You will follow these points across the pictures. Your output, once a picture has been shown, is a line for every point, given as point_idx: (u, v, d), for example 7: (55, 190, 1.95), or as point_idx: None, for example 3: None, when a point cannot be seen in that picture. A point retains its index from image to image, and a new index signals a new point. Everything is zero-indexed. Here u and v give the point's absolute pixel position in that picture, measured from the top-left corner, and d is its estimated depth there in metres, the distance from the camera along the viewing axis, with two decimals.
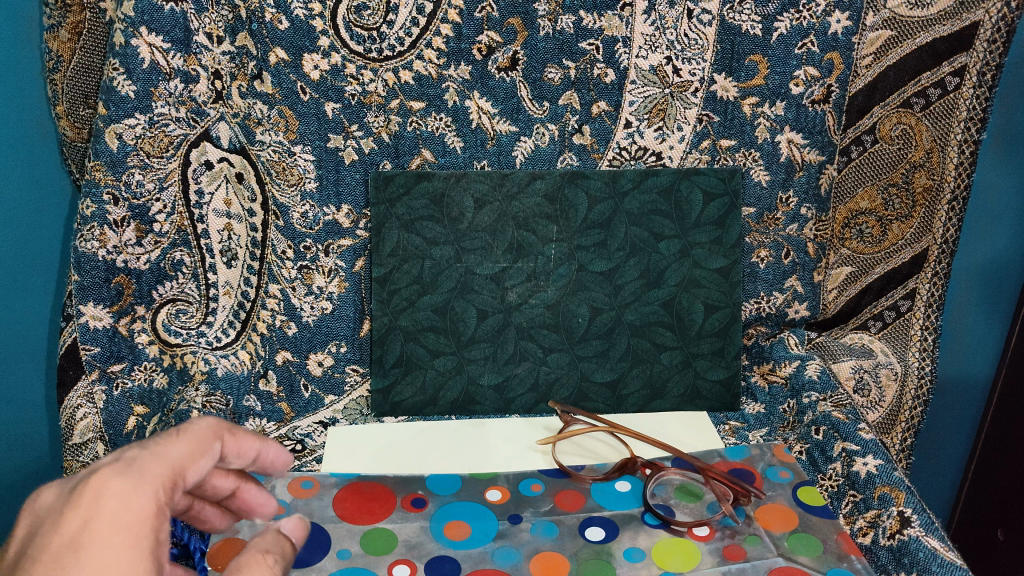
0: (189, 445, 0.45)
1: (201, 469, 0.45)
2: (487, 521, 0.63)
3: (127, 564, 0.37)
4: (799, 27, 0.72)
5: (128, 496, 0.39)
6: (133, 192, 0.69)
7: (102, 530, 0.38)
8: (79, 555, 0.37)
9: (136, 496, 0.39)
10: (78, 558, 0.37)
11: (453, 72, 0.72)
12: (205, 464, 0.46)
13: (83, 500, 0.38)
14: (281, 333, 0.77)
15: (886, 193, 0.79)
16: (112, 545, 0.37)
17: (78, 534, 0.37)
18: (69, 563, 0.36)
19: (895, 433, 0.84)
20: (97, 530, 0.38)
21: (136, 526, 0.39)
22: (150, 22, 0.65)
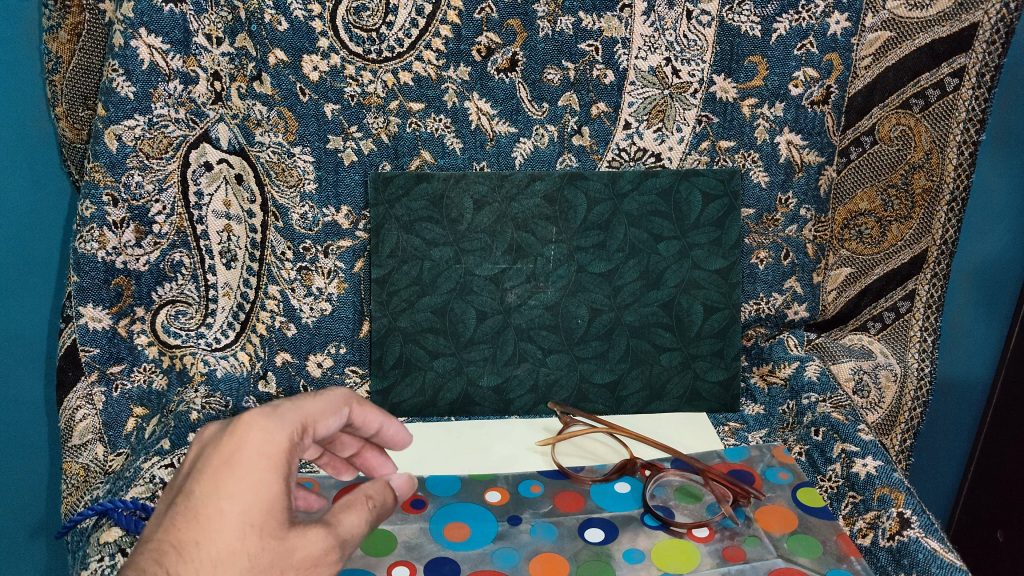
0: (326, 401, 0.51)
1: (331, 426, 0.51)
2: (487, 522, 0.63)
3: (266, 487, 0.44)
4: (798, 28, 0.72)
5: (272, 432, 0.46)
6: (133, 193, 0.70)
7: (250, 456, 0.44)
8: (232, 472, 0.44)
9: (277, 433, 0.46)
10: (232, 475, 0.44)
11: (452, 73, 0.72)
12: (337, 422, 0.52)
13: (236, 432, 0.45)
14: (280, 334, 0.77)
15: (885, 194, 0.79)
16: (258, 470, 0.44)
17: (230, 456, 0.45)
18: (223, 477, 0.44)
19: (895, 435, 0.85)
20: (247, 455, 0.44)
21: (274, 456, 0.45)
22: (150, 24, 0.66)
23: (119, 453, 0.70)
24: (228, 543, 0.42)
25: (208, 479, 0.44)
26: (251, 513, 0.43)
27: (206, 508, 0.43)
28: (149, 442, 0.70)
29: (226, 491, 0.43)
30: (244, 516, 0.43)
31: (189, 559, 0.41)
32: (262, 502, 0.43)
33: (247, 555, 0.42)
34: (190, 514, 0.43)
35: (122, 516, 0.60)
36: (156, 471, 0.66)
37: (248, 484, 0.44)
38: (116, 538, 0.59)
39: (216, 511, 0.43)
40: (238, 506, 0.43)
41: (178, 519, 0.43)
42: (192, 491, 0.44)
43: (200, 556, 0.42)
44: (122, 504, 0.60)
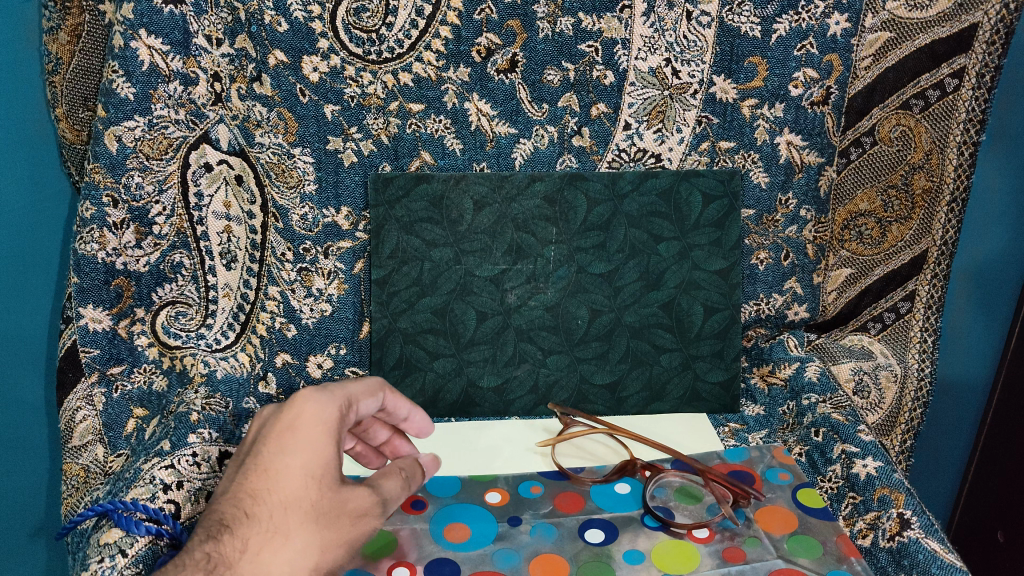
0: (367, 383, 0.62)
1: (370, 407, 0.62)
2: (487, 523, 0.63)
3: (323, 447, 0.55)
4: (798, 28, 0.72)
5: (326, 404, 0.57)
6: (133, 194, 0.69)
7: (308, 422, 0.55)
8: (294, 435, 0.55)
9: (329, 406, 0.57)
10: (294, 436, 0.55)
11: (452, 74, 0.72)
12: (376, 403, 0.62)
13: (295, 404, 0.57)
14: (280, 335, 0.77)
15: (885, 195, 0.79)
16: (316, 432, 0.55)
17: (292, 422, 0.56)
18: (288, 439, 0.55)
19: (895, 435, 0.84)
20: (306, 420, 0.56)
21: (327, 424, 0.56)
22: (150, 25, 0.66)
23: (119, 454, 0.70)
24: (293, 492, 0.53)
25: (276, 438, 0.55)
26: (311, 468, 0.54)
27: (274, 463, 0.54)
28: (149, 443, 0.68)
29: (293, 450, 0.54)
30: (306, 470, 0.54)
31: (264, 503, 0.52)
32: (320, 459, 0.54)
33: (309, 504, 0.53)
34: (261, 468, 0.54)
35: (122, 517, 0.60)
36: (157, 473, 0.64)
37: (308, 445, 0.55)
38: (116, 539, 0.59)
39: (282, 468, 0.53)
40: (301, 463, 0.54)
41: (252, 472, 0.54)
42: (260, 450, 0.55)
43: (271, 500, 0.52)
44: (122, 505, 0.60)
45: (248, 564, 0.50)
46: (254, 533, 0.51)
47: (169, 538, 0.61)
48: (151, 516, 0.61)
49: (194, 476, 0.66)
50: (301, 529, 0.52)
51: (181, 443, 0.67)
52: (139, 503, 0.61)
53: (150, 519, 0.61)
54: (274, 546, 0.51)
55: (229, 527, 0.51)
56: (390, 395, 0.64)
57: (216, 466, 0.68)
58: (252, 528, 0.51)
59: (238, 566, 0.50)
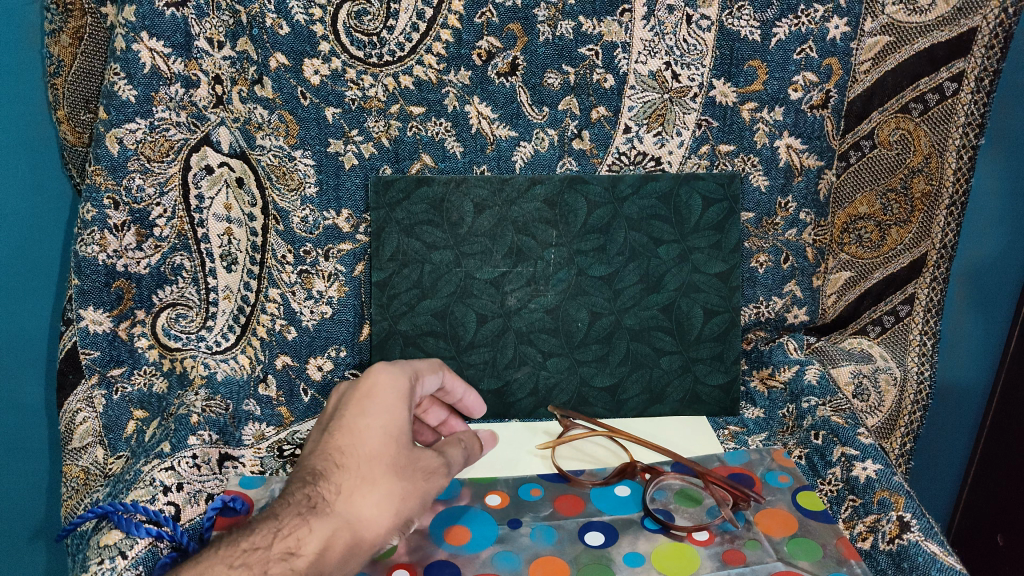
0: (428, 363, 0.68)
1: (432, 382, 0.67)
2: (487, 526, 0.63)
3: (399, 410, 0.59)
4: (797, 33, 0.72)
5: (398, 373, 0.61)
6: (133, 196, 0.70)
7: (383, 389, 0.60)
8: (372, 400, 0.59)
9: (401, 375, 0.62)
10: (373, 400, 0.59)
11: (453, 78, 0.72)
12: (438, 381, 0.68)
13: (370, 374, 0.61)
14: (281, 338, 0.77)
15: (884, 198, 0.80)
16: (392, 396, 0.59)
17: (368, 390, 0.60)
18: (367, 403, 0.59)
19: (894, 439, 0.85)
20: (383, 386, 0.60)
21: (401, 391, 0.60)
22: (152, 28, 0.66)
23: (118, 456, 0.71)
24: (375, 446, 0.56)
25: (357, 402, 0.59)
26: (390, 427, 0.58)
27: (357, 423, 0.58)
28: (149, 445, 0.69)
29: (374, 410, 0.58)
30: (386, 428, 0.57)
31: (352, 455, 0.56)
32: (398, 420, 0.58)
33: (390, 457, 0.56)
34: (346, 427, 0.58)
35: (122, 518, 0.60)
36: (157, 475, 0.65)
37: (387, 407, 0.59)
38: (116, 541, 0.59)
39: (364, 427, 0.57)
40: (381, 421, 0.58)
41: (338, 431, 0.58)
42: (342, 415, 0.59)
43: (358, 454, 0.56)
44: (122, 507, 0.61)
45: (342, 506, 0.54)
46: (346, 479, 0.55)
47: (169, 539, 0.60)
48: (152, 518, 0.61)
49: (194, 479, 0.67)
50: (385, 479, 0.55)
51: (181, 445, 0.69)
52: (139, 505, 0.62)
53: (151, 520, 0.61)
54: (362, 492, 0.55)
55: (322, 476, 0.55)
56: (448, 375, 0.70)
57: (215, 467, 0.69)
58: (341, 476, 0.55)
59: (334, 506, 0.54)
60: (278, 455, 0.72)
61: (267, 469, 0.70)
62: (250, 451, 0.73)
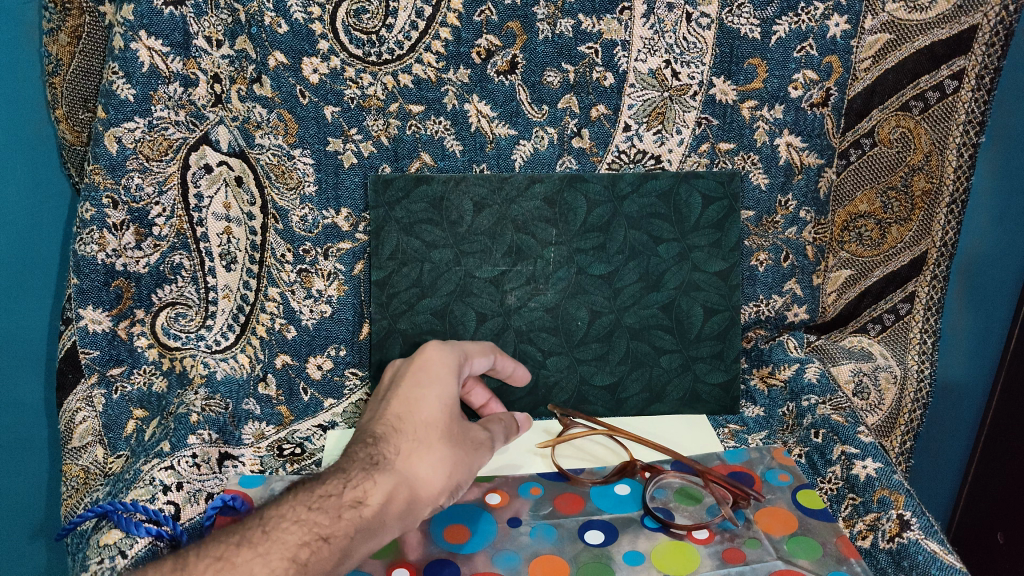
0: (479, 346, 0.71)
1: (483, 364, 0.70)
2: (487, 524, 0.63)
3: (451, 385, 0.63)
4: (797, 30, 0.72)
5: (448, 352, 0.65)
6: (132, 196, 0.70)
7: (437, 366, 0.64)
8: (427, 374, 0.63)
9: (451, 355, 0.66)
10: (428, 375, 0.63)
11: (452, 76, 0.72)
12: (487, 362, 0.71)
13: (424, 353, 0.65)
14: (280, 337, 0.77)
15: (885, 196, 0.79)
16: (445, 372, 0.63)
17: (423, 366, 0.64)
18: (422, 377, 0.63)
19: (895, 437, 0.85)
20: (436, 363, 0.64)
21: (452, 368, 0.64)
22: (150, 26, 0.66)
23: (118, 455, 0.71)
24: (431, 413, 0.60)
25: (413, 376, 0.63)
26: (445, 398, 0.61)
27: (413, 393, 0.61)
28: (149, 444, 0.70)
29: (431, 382, 0.62)
30: (440, 398, 0.61)
31: (409, 420, 0.59)
32: (451, 392, 0.62)
33: (445, 423, 0.59)
34: (403, 398, 0.61)
35: (122, 518, 0.60)
36: (157, 474, 0.66)
37: (441, 380, 0.63)
38: (116, 541, 0.59)
39: (421, 396, 0.61)
40: (436, 391, 0.61)
41: (395, 401, 0.61)
42: (399, 387, 0.63)
43: (415, 420, 0.59)
44: (122, 506, 0.61)
45: (401, 464, 0.56)
46: (404, 441, 0.58)
47: (169, 538, 0.61)
48: (151, 517, 0.62)
49: (194, 478, 0.67)
50: (440, 444, 0.58)
51: (181, 444, 0.70)
52: (139, 505, 0.62)
53: (151, 519, 0.62)
54: (420, 452, 0.57)
55: (382, 439, 0.58)
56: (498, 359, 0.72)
57: (215, 467, 0.70)
58: (402, 437, 0.58)
59: (394, 464, 0.56)
60: (278, 455, 0.72)
61: (266, 469, 0.70)
62: (249, 450, 0.73)
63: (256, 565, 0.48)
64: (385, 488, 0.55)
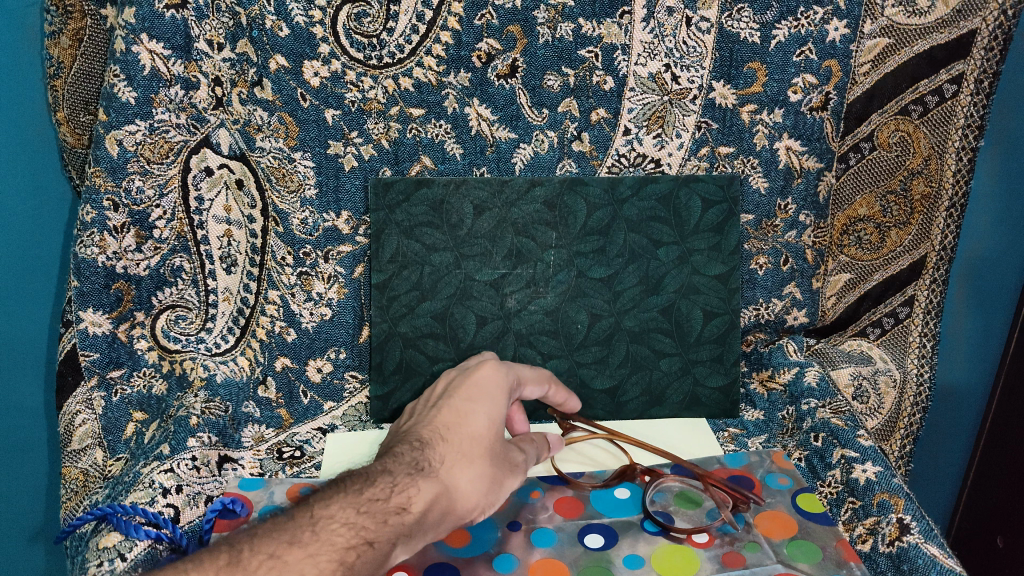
0: (537, 372, 0.71)
1: (534, 390, 0.71)
2: (486, 528, 0.63)
3: (502, 404, 0.63)
4: (797, 35, 0.72)
5: (501, 372, 0.66)
6: (133, 198, 0.70)
7: (491, 386, 0.64)
8: (480, 391, 0.63)
9: (504, 374, 0.66)
10: (479, 391, 0.63)
11: (453, 79, 0.72)
12: (541, 390, 0.71)
13: (478, 369, 0.66)
14: (280, 340, 0.77)
15: (884, 200, 0.80)
16: (497, 390, 0.64)
17: (477, 383, 0.64)
18: (475, 393, 0.63)
19: (894, 441, 0.85)
20: (490, 381, 0.64)
21: (504, 389, 0.64)
22: (152, 29, 0.66)
23: (117, 458, 0.71)
24: (480, 428, 0.59)
25: (465, 390, 0.63)
26: (495, 416, 0.61)
27: (464, 406, 0.61)
28: (149, 447, 0.70)
29: (482, 398, 0.62)
30: (490, 415, 0.61)
31: (457, 432, 0.59)
32: (501, 412, 0.62)
33: (490, 440, 0.59)
34: (453, 410, 0.61)
35: (121, 521, 0.60)
36: (156, 477, 0.66)
37: (492, 398, 0.63)
38: (115, 544, 0.59)
39: (471, 410, 0.61)
40: (486, 408, 0.61)
41: (445, 413, 0.61)
42: (450, 400, 0.63)
43: (464, 432, 0.59)
44: (121, 509, 0.61)
45: (445, 474, 0.56)
46: (450, 452, 0.57)
47: (168, 542, 0.61)
48: (150, 520, 0.62)
49: (193, 481, 0.68)
50: (484, 461, 0.58)
51: (181, 447, 0.69)
52: (138, 507, 0.62)
53: (150, 522, 0.62)
54: (463, 464, 0.57)
55: (429, 446, 0.58)
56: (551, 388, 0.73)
57: (214, 470, 0.70)
58: (449, 448, 0.58)
59: (438, 473, 0.56)
60: (278, 458, 0.72)
61: (266, 472, 0.70)
62: (249, 454, 0.73)
63: (307, 566, 0.46)
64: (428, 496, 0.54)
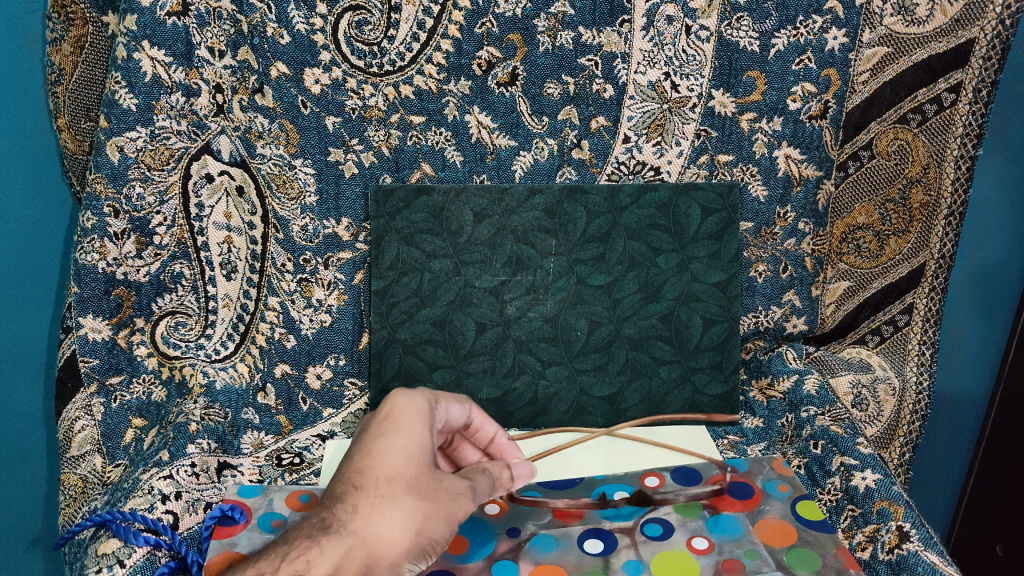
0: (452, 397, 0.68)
1: (457, 408, 0.66)
2: (486, 535, 0.63)
3: (418, 431, 0.58)
4: (796, 43, 0.73)
5: (415, 396, 0.61)
6: (134, 204, 0.70)
7: (403, 411, 0.59)
8: (391, 420, 0.59)
9: (418, 397, 0.61)
10: (394, 422, 0.58)
11: (454, 87, 0.72)
12: (464, 414, 0.67)
13: (390, 396, 0.61)
14: (280, 346, 0.77)
15: (883, 208, 0.80)
16: (410, 417, 0.59)
17: (388, 412, 0.59)
18: (387, 425, 0.58)
19: (893, 449, 0.85)
20: (401, 407, 0.60)
21: (419, 413, 0.60)
22: (153, 37, 0.66)
23: (116, 464, 0.71)
24: (395, 466, 0.55)
25: (376, 425, 0.59)
26: (410, 447, 0.57)
27: (376, 444, 0.57)
28: (148, 452, 0.70)
29: (398, 430, 0.58)
30: (405, 448, 0.57)
31: (370, 475, 0.55)
32: (417, 440, 0.57)
33: (408, 477, 0.55)
34: (365, 452, 0.58)
35: (121, 527, 0.60)
36: (155, 483, 0.66)
37: (406, 427, 0.58)
38: (113, 550, 0.59)
39: (384, 447, 0.57)
40: (400, 441, 0.57)
41: (357, 456, 0.57)
42: (363, 437, 0.59)
43: (377, 474, 0.55)
44: (120, 515, 0.61)
45: (358, 526, 0.53)
46: (363, 499, 0.54)
47: (167, 548, 0.61)
48: (150, 526, 0.61)
49: (192, 487, 0.67)
50: (405, 499, 0.54)
51: (180, 453, 0.69)
52: (137, 513, 0.62)
53: (150, 529, 0.61)
54: (382, 510, 0.53)
55: (340, 499, 0.54)
56: (476, 411, 0.69)
57: (213, 476, 0.70)
58: (362, 496, 0.54)
59: (349, 526, 0.53)
60: (277, 465, 0.72)
61: (265, 479, 0.70)
62: (248, 460, 0.73)
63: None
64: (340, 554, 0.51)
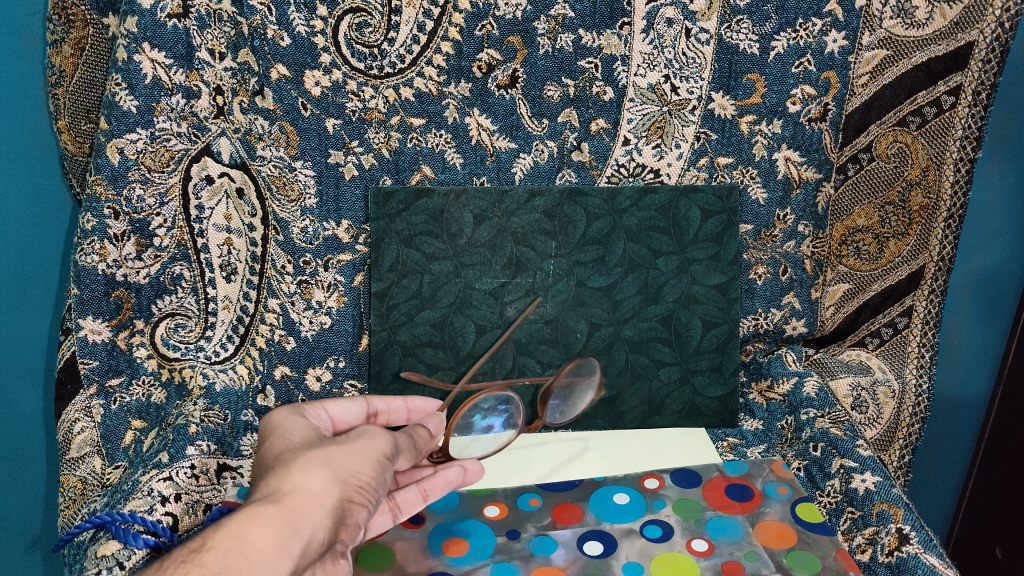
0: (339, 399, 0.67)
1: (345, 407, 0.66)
2: (486, 537, 0.63)
3: (297, 423, 0.58)
4: (796, 46, 0.73)
5: (283, 407, 0.61)
6: (134, 207, 0.69)
7: (277, 418, 0.59)
8: (264, 429, 0.57)
9: (289, 407, 0.61)
10: (270, 427, 0.57)
11: (453, 89, 0.72)
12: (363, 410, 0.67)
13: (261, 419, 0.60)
14: (279, 348, 0.78)
15: (882, 211, 0.80)
16: (286, 417, 0.58)
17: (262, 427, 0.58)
18: (262, 435, 0.57)
19: (893, 451, 0.85)
20: (273, 418, 0.59)
21: (294, 414, 0.60)
22: (153, 39, 0.66)
23: (115, 466, 0.71)
24: (280, 449, 0.53)
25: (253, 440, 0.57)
26: (292, 434, 0.56)
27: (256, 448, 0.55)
28: (148, 454, 0.69)
29: (280, 426, 0.57)
30: (286, 436, 0.55)
31: (257, 469, 0.52)
32: (296, 430, 0.56)
33: (299, 450, 0.53)
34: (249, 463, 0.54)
35: (120, 528, 0.59)
36: (154, 485, 0.64)
37: (284, 424, 0.57)
38: (113, 552, 0.58)
39: (266, 445, 0.55)
40: (280, 434, 0.56)
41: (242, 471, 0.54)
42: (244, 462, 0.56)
43: (266, 462, 0.52)
44: (119, 517, 0.60)
45: (263, 491, 0.48)
46: (259, 479, 0.50)
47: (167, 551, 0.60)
48: (149, 528, 0.61)
49: (191, 489, 0.66)
50: (305, 455, 0.52)
51: (180, 454, 0.68)
52: (137, 515, 0.61)
53: (150, 531, 0.61)
54: (284, 470, 0.50)
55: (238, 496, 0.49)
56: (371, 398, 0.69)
57: (213, 478, 0.69)
58: (259, 479, 0.50)
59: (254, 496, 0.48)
60: None
61: None
62: (248, 462, 0.73)
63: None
64: (257, 523, 0.45)
